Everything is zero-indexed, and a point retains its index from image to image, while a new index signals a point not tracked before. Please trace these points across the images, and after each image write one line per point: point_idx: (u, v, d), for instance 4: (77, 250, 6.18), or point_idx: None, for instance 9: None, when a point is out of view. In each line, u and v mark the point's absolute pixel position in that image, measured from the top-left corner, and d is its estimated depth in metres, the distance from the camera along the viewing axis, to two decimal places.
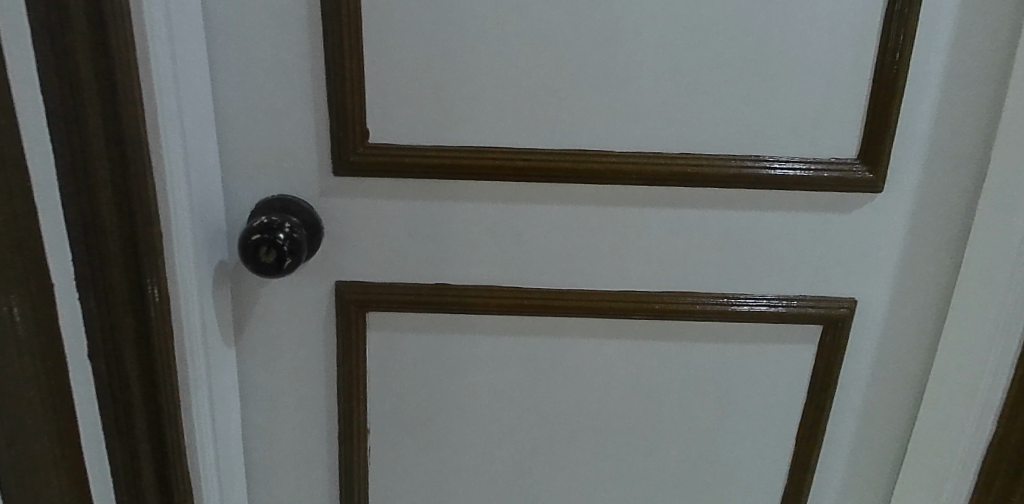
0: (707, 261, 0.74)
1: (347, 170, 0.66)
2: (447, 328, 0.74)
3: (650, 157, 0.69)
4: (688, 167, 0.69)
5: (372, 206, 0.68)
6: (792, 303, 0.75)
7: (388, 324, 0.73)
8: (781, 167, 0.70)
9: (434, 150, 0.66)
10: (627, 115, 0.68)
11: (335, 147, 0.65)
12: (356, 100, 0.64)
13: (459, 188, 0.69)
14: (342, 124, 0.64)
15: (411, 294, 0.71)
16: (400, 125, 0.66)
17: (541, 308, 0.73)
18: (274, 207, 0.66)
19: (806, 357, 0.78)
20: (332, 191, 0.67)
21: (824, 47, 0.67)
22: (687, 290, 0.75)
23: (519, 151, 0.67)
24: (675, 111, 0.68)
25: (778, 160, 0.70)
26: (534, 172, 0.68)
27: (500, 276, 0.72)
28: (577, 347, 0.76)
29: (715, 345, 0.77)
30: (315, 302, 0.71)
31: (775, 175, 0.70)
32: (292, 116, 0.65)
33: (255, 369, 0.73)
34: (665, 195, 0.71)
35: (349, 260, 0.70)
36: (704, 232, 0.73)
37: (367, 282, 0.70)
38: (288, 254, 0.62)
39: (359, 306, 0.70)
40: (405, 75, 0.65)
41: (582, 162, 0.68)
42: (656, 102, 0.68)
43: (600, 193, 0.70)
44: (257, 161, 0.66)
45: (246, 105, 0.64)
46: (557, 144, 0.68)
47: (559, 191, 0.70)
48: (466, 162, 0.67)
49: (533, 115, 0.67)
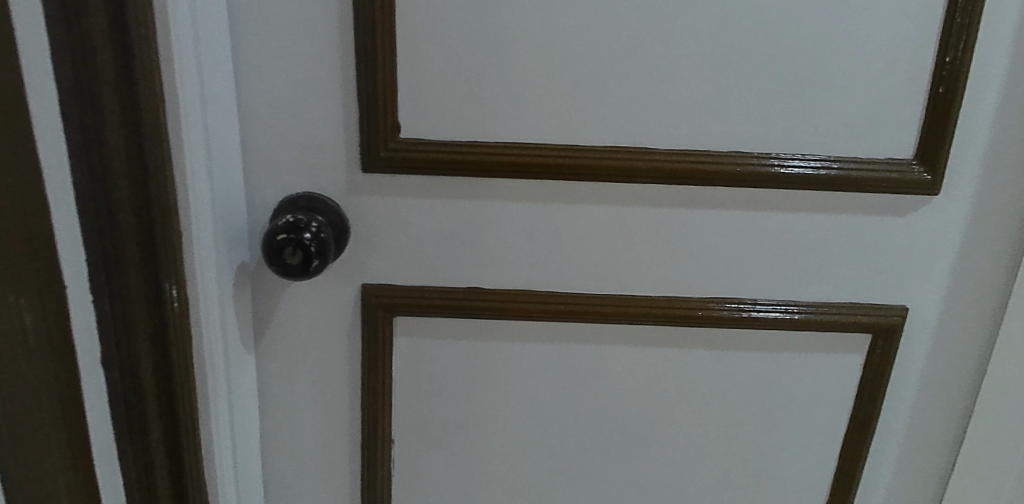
0: (753, 267, 0.70)
1: (375, 166, 0.62)
2: (478, 334, 0.70)
3: (698, 154, 0.65)
4: (738, 166, 0.65)
5: (400, 205, 0.64)
6: (843, 311, 0.71)
7: (415, 329, 0.69)
8: (837, 165, 0.65)
9: (469, 146, 0.62)
10: (674, 108, 0.64)
11: (363, 142, 0.62)
12: (387, 90, 0.60)
13: (493, 187, 0.65)
14: (372, 117, 0.61)
15: (441, 299, 0.67)
16: (432, 119, 0.62)
17: (578, 315, 0.69)
18: (298, 205, 0.62)
19: (853, 368, 0.74)
20: (358, 188, 0.63)
21: (883, 39, 0.62)
22: (731, 297, 0.71)
23: (558, 147, 0.63)
24: (726, 106, 0.64)
25: (833, 159, 0.66)
26: (574, 170, 0.64)
27: (535, 280, 0.68)
28: (613, 355, 0.72)
29: (758, 355, 0.73)
30: (339, 305, 0.67)
31: (831, 175, 0.66)
32: (319, 108, 0.61)
33: (275, 374, 0.69)
34: (712, 195, 0.67)
35: (376, 262, 0.66)
36: (751, 235, 0.68)
37: (393, 285, 0.66)
38: (315, 255, 0.58)
39: (385, 310, 0.67)
40: (436, 66, 0.61)
41: (625, 159, 0.64)
42: (705, 96, 0.63)
43: (643, 192, 0.66)
44: (281, 157, 0.62)
45: (270, 97, 0.61)
46: (600, 140, 0.64)
47: (599, 191, 0.66)
48: (502, 159, 0.63)
49: (574, 109, 0.63)
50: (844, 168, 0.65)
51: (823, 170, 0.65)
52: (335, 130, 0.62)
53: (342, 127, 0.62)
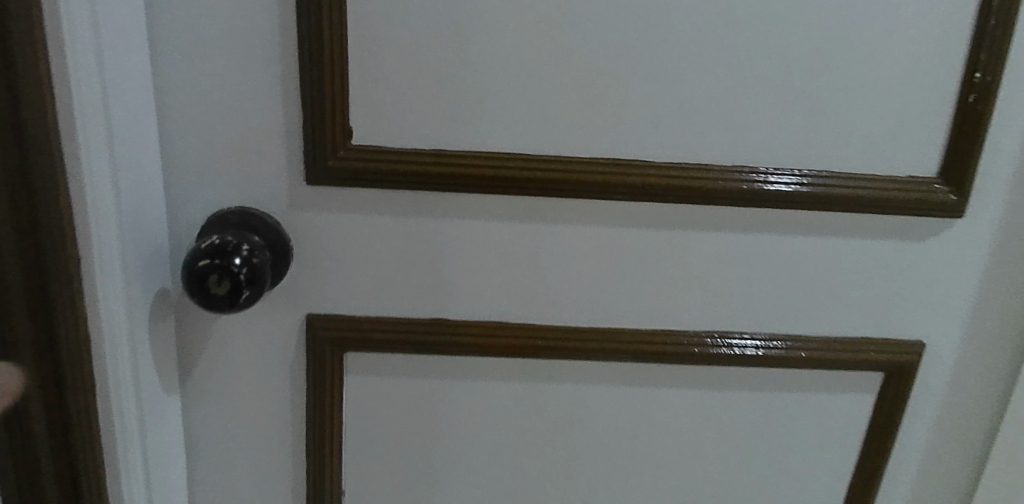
0: (758, 296, 0.61)
1: (321, 178, 0.53)
2: (443, 372, 0.60)
3: (699, 168, 0.56)
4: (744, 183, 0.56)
5: (352, 223, 0.55)
6: (854, 348, 0.63)
7: (370, 366, 0.59)
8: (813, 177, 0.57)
9: (432, 155, 0.53)
10: (675, 115, 0.55)
11: (308, 148, 0.52)
12: (336, 88, 0.51)
13: (461, 203, 0.55)
14: (318, 119, 0.51)
15: (399, 332, 0.58)
16: (390, 123, 0.53)
17: (558, 351, 0.60)
18: (230, 224, 0.53)
19: (861, 409, 0.66)
20: (302, 204, 0.54)
21: (909, 42, 0.54)
22: (731, 331, 0.62)
23: (532, 158, 0.54)
24: (734, 113, 0.55)
25: (806, 170, 0.57)
26: (555, 186, 0.55)
27: (509, 311, 0.59)
28: (597, 395, 0.63)
29: (758, 395, 0.65)
30: (279, 339, 0.57)
31: (811, 188, 0.57)
32: (254, 107, 0.51)
33: (203, 419, 0.59)
34: (713, 217, 0.58)
35: (323, 288, 0.56)
36: (757, 261, 0.60)
37: (344, 315, 0.57)
38: (245, 285, 0.49)
39: (335, 345, 0.57)
40: (391, 62, 0.51)
41: (615, 174, 0.55)
42: (710, 101, 0.54)
43: (634, 212, 0.57)
44: (209, 164, 0.52)
45: (195, 92, 0.50)
46: (587, 150, 0.55)
47: (583, 209, 0.57)
48: (468, 171, 0.54)
49: (556, 114, 0.54)
50: (816, 177, 0.57)
51: (799, 184, 0.57)
52: (273, 133, 0.52)
53: (282, 130, 0.52)
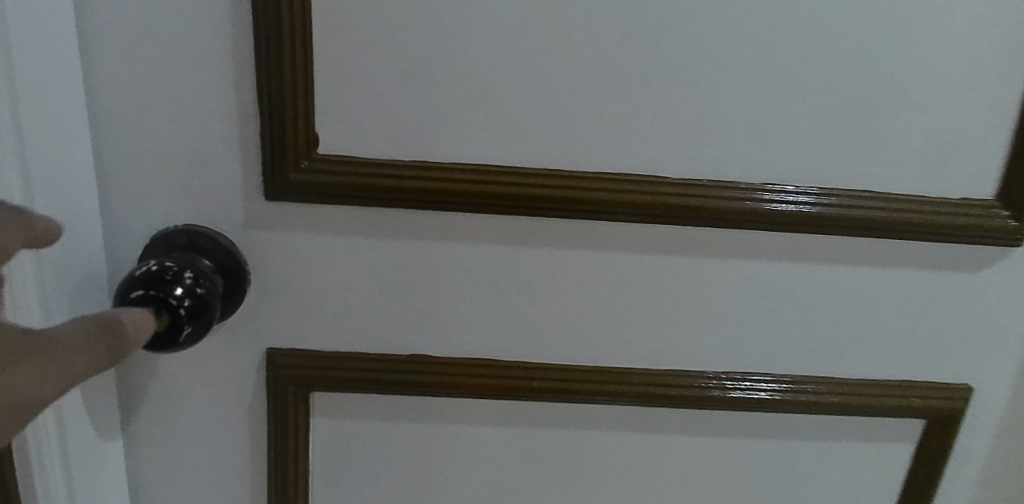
0: (785, 333, 0.53)
1: (282, 193, 0.45)
2: (424, 414, 0.53)
3: (722, 188, 0.48)
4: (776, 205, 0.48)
5: (317, 246, 0.47)
6: (894, 393, 0.55)
7: (339, 408, 0.52)
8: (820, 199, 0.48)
9: (411, 169, 0.45)
10: (697, 125, 0.47)
11: (266, 158, 0.44)
12: (297, 89, 0.43)
13: (445, 224, 0.48)
14: (278, 125, 0.44)
15: (372, 371, 0.50)
16: (362, 131, 0.45)
17: (555, 394, 0.52)
18: (176, 245, 0.45)
19: (899, 458, 0.59)
20: (260, 224, 0.46)
21: (974, 42, 0.45)
22: (755, 373, 0.54)
23: (526, 172, 0.46)
24: (766, 124, 0.47)
25: (811, 189, 0.48)
26: (555, 205, 0.47)
27: (501, 346, 0.52)
28: (601, 441, 0.56)
29: (783, 442, 0.57)
30: (233, 378, 0.50)
31: (819, 210, 0.48)
32: (201, 110, 0.44)
33: (150, 468, 0.52)
34: (739, 243, 0.50)
35: (285, 320, 0.49)
36: (785, 294, 0.52)
37: (308, 350, 0.50)
38: (187, 319, 0.42)
39: (299, 384, 0.50)
40: (362, 60, 0.43)
41: (626, 193, 0.47)
42: (739, 110, 0.46)
43: (647, 236, 0.49)
44: (150, 177, 0.45)
45: (131, 93, 0.43)
46: (593, 165, 0.47)
47: (586, 232, 0.49)
48: (451, 188, 0.46)
49: (557, 123, 0.46)
50: (824, 200, 0.48)
51: (806, 206, 0.48)
52: (224, 141, 0.44)
53: (235, 138, 0.44)
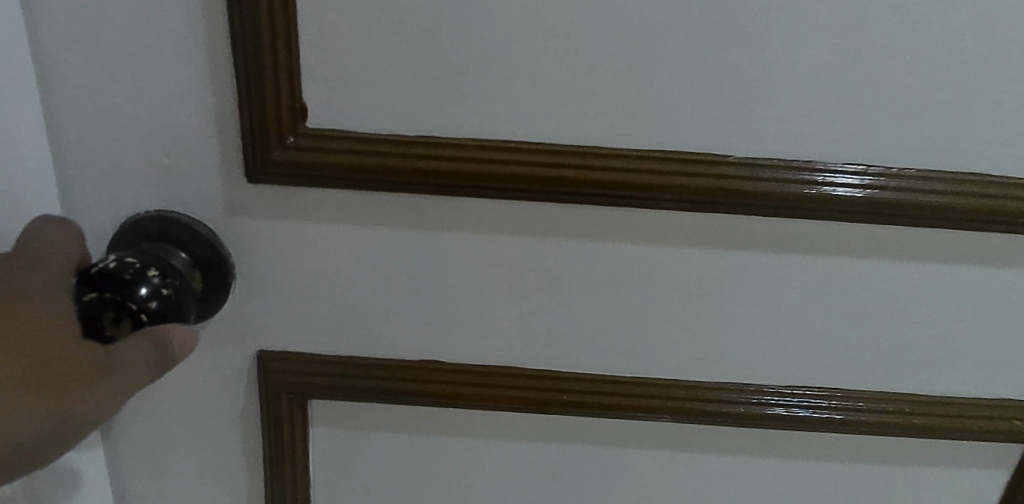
0: (873, 346, 0.44)
1: (265, 174, 0.38)
2: (436, 424, 0.47)
3: (810, 171, 0.38)
4: (874, 194, 0.38)
5: (311, 237, 0.40)
6: (997, 419, 0.46)
7: (340, 416, 0.46)
8: (873, 182, 0.38)
9: (417, 145, 0.38)
10: (780, 92, 0.37)
11: (245, 132, 0.37)
12: (278, 48, 0.35)
13: (459, 211, 0.40)
14: (257, 93, 0.36)
15: (376, 378, 0.44)
16: (359, 100, 0.37)
17: (586, 407, 0.45)
18: (148, 235, 0.39)
19: (989, 485, 0.50)
20: (243, 210, 0.39)
21: None
22: (830, 392, 0.45)
23: (554, 149, 0.38)
24: (872, 91, 0.36)
25: (856, 168, 0.38)
26: (591, 191, 0.39)
27: (525, 351, 0.44)
28: (638, 456, 0.49)
29: (852, 464, 0.49)
30: (222, 382, 0.44)
31: (894, 198, 0.38)
32: (169, 75, 0.36)
33: (135, 476, 0.46)
34: (821, 239, 0.41)
35: (276, 319, 0.42)
36: (879, 299, 0.42)
37: (304, 353, 0.43)
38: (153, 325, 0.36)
39: (294, 392, 0.44)
40: (356, 14, 0.35)
41: (680, 176, 0.38)
42: (837, 72, 0.36)
43: (705, 229, 0.40)
44: (115, 153, 0.38)
45: (85, 55, 0.36)
46: (641, 142, 0.38)
47: (629, 223, 0.40)
48: (464, 169, 0.38)
49: (597, 91, 0.37)
50: (880, 181, 0.38)
51: (857, 190, 0.38)
52: (198, 112, 0.37)
53: (209, 108, 0.37)
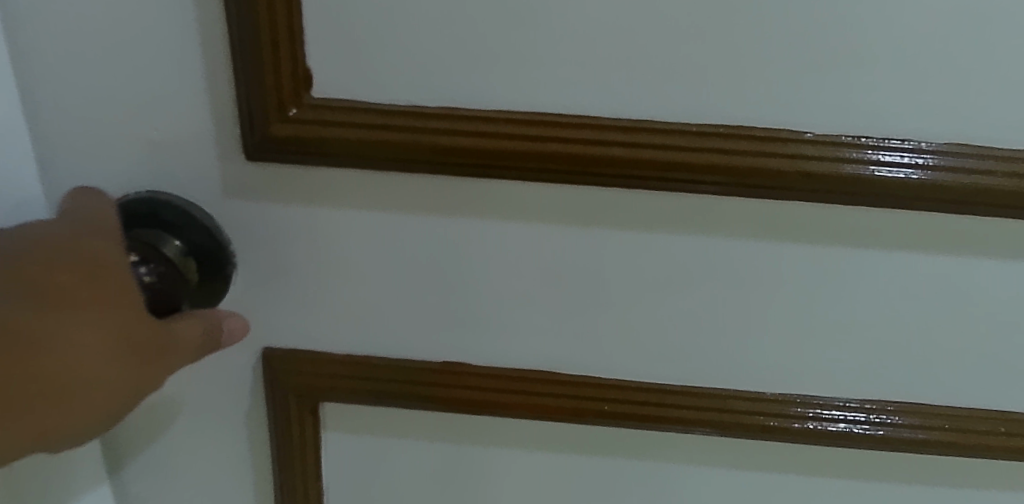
0: (971, 359, 0.37)
1: (265, 152, 0.33)
2: (460, 430, 0.42)
3: (910, 153, 0.31)
4: (991, 182, 0.31)
5: (320, 223, 0.36)
6: None
7: (355, 419, 0.42)
8: (920, 161, 0.31)
9: (440, 119, 0.32)
10: (878, 55, 0.30)
11: (242, 102, 0.32)
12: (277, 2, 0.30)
13: (488, 196, 0.35)
14: (253, 55, 0.31)
15: (392, 380, 0.39)
16: (371, 64, 0.32)
17: (628, 420, 0.40)
18: (138, 218, 0.34)
19: None
20: (243, 192, 0.35)
21: None
22: (914, 410, 0.39)
23: (599, 124, 0.32)
24: (998, 54, 0.29)
25: (897, 143, 0.31)
26: (642, 174, 0.33)
27: (561, 354, 0.39)
28: (686, 470, 0.43)
29: (936, 490, 0.43)
30: (227, 380, 0.40)
31: (1015, 187, 0.31)
32: (152, 38, 0.31)
33: (139, 473, 0.43)
34: (920, 234, 0.34)
35: (283, 313, 0.38)
36: (982, 306, 0.36)
37: (313, 352, 0.39)
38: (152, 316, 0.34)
39: (303, 393, 0.40)
40: None
41: (750, 158, 0.32)
42: (951, 32, 0.29)
43: (777, 221, 0.34)
44: (95, 129, 0.33)
45: (51, 11, 0.31)
46: (703, 116, 0.32)
47: (687, 213, 0.34)
48: (494, 146, 0.32)
49: (652, 53, 0.31)
50: (929, 160, 0.31)
51: (902, 170, 0.31)
52: (184, 78, 0.32)
53: (197, 74, 0.32)
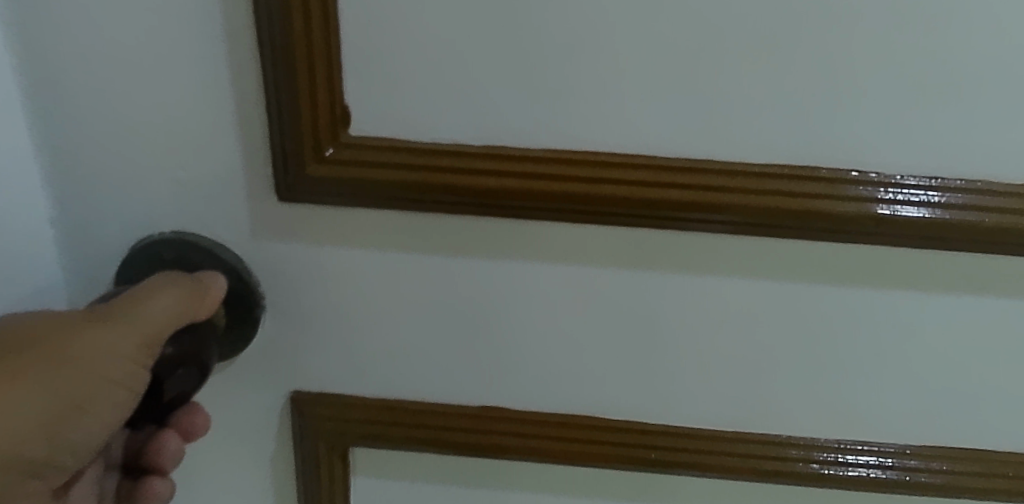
0: None
1: (299, 191, 0.31)
2: (496, 475, 0.40)
3: (993, 195, 0.29)
4: None
5: (354, 265, 0.33)
6: None
7: (385, 462, 0.40)
8: (987, 203, 0.29)
9: (485, 158, 0.30)
10: (963, 94, 0.28)
11: (275, 140, 0.30)
12: (313, 36, 0.28)
13: (536, 238, 0.32)
14: (287, 91, 0.29)
15: (426, 424, 0.37)
16: (412, 100, 0.29)
17: (673, 467, 0.38)
18: (164, 262, 0.33)
19: None
20: (272, 232, 0.33)
21: None
22: (981, 459, 0.37)
23: (658, 165, 0.30)
24: None
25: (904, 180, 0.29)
26: (701, 216, 0.31)
27: (605, 398, 0.37)
28: None
29: None
30: (253, 422, 0.38)
31: None
32: (176, 73, 0.29)
33: None
34: (995, 276, 0.32)
35: (313, 356, 0.36)
36: None
37: (345, 394, 0.37)
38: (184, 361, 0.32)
39: (332, 437, 0.38)
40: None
41: (818, 202, 0.30)
42: None
43: (841, 266, 0.32)
44: (116, 168, 0.31)
45: (71, 44, 0.29)
46: (771, 156, 0.30)
47: (748, 257, 0.32)
48: (544, 188, 0.30)
49: (717, 90, 0.28)
50: (938, 197, 0.29)
51: (922, 211, 0.29)
52: (211, 113, 0.30)
53: (226, 109, 0.30)
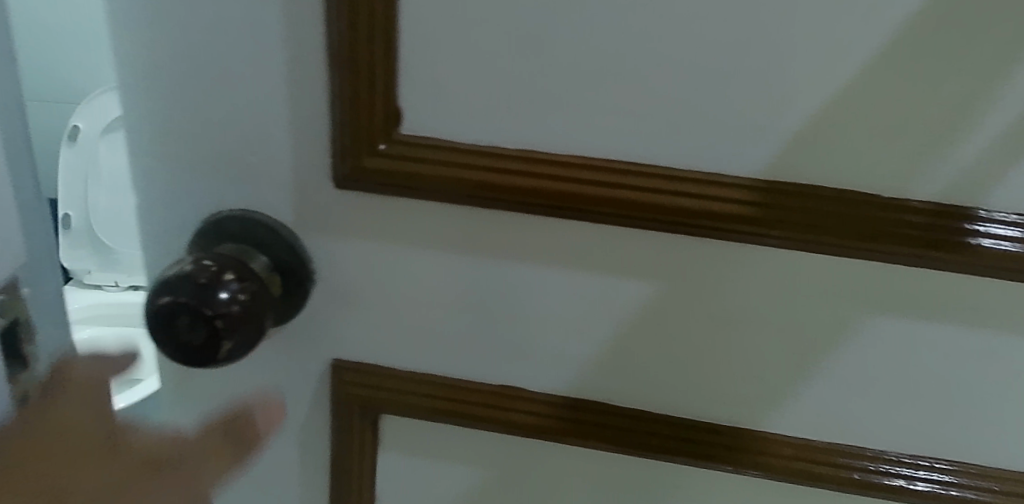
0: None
1: (353, 180, 0.35)
2: (510, 450, 0.44)
3: (972, 219, 0.32)
4: None
5: (394, 248, 0.38)
6: None
7: (411, 431, 0.44)
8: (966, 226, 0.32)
9: (517, 159, 0.34)
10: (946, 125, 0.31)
11: (336, 134, 0.35)
12: (376, 48, 0.32)
13: (556, 234, 0.36)
14: (351, 94, 0.33)
15: (449, 397, 0.41)
16: (457, 108, 0.34)
17: (674, 457, 0.41)
18: (228, 234, 0.37)
19: None
20: (327, 215, 0.37)
21: None
22: (964, 471, 0.39)
23: (669, 174, 0.34)
24: None
25: (965, 208, 0.32)
26: (707, 223, 0.34)
27: (613, 389, 0.40)
28: None
29: None
30: (295, 385, 0.43)
31: None
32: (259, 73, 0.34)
33: None
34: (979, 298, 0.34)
35: (354, 329, 0.40)
36: None
37: (378, 366, 0.41)
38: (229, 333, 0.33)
39: (365, 401, 0.42)
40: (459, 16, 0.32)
41: (814, 215, 0.33)
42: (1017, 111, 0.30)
43: (835, 277, 0.35)
44: (201, 151, 0.36)
45: (175, 44, 0.34)
46: (770, 173, 0.33)
47: (749, 263, 0.35)
48: (568, 189, 0.34)
49: (724, 112, 0.32)
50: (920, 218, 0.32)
51: (1008, 242, 0.32)
52: (286, 108, 0.35)
53: (298, 105, 0.35)
